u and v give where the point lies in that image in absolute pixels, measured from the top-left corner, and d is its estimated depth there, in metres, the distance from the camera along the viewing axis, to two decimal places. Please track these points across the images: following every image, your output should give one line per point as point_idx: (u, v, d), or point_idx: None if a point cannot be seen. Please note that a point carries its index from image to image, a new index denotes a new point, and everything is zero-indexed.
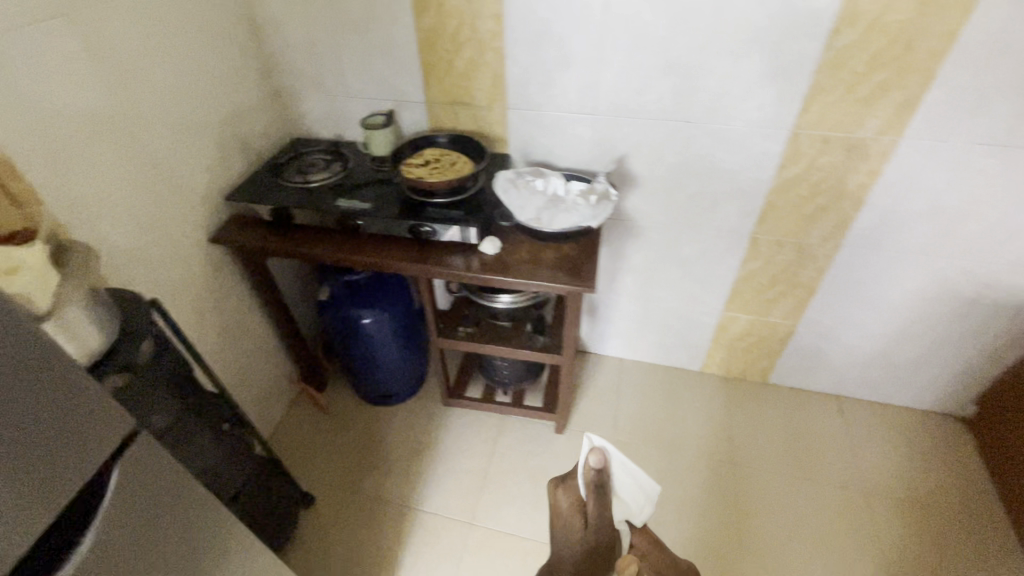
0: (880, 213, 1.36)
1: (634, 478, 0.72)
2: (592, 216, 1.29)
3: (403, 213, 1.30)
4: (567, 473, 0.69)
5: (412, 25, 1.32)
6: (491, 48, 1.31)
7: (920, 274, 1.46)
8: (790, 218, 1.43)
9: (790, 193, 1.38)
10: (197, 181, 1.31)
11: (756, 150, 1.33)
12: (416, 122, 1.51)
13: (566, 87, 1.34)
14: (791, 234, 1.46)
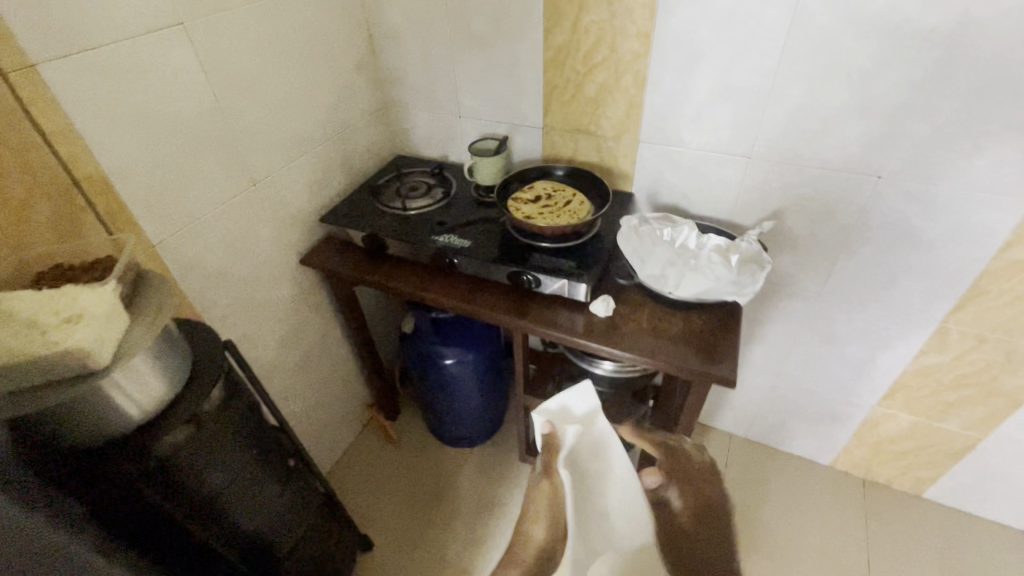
0: None
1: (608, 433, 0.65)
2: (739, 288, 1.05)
3: (506, 256, 1.12)
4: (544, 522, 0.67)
5: (541, 42, 1.15)
6: (631, 72, 1.11)
7: None
8: (1003, 311, 1.08)
9: (1011, 280, 1.04)
10: (296, 199, 1.24)
11: (971, 221, 1.01)
12: (530, 149, 1.34)
13: (717, 123, 1.10)
14: (1001, 330, 1.11)
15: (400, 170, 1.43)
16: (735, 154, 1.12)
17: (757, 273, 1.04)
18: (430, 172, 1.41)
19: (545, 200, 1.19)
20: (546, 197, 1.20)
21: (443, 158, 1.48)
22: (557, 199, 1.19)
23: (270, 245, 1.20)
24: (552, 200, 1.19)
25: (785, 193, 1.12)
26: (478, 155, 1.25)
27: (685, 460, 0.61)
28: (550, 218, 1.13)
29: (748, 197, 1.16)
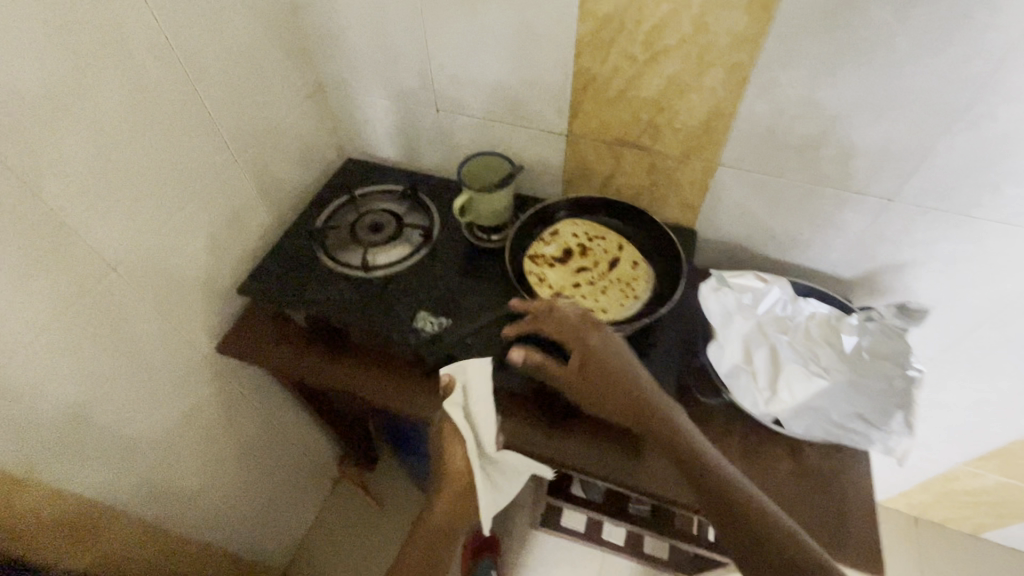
0: None
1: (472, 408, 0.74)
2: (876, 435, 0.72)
3: (530, 361, 0.75)
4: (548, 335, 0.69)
5: (573, 8, 0.69)
6: (725, 66, 0.68)
7: None
8: None
9: None
10: (195, 267, 0.80)
11: None
12: (545, 163, 0.91)
13: (851, 150, 0.70)
14: None
15: (352, 192, 0.98)
16: (868, 194, 0.75)
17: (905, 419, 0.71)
18: (396, 196, 0.97)
19: (578, 260, 0.81)
20: (580, 254, 0.82)
21: (414, 164, 1.03)
22: (596, 258, 0.81)
23: (164, 345, 0.78)
24: (589, 260, 0.81)
25: (930, 248, 0.77)
26: (471, 190, 0.83)
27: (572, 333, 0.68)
28: (593, 300, 0.76)
29: (872, 249, 0.81)
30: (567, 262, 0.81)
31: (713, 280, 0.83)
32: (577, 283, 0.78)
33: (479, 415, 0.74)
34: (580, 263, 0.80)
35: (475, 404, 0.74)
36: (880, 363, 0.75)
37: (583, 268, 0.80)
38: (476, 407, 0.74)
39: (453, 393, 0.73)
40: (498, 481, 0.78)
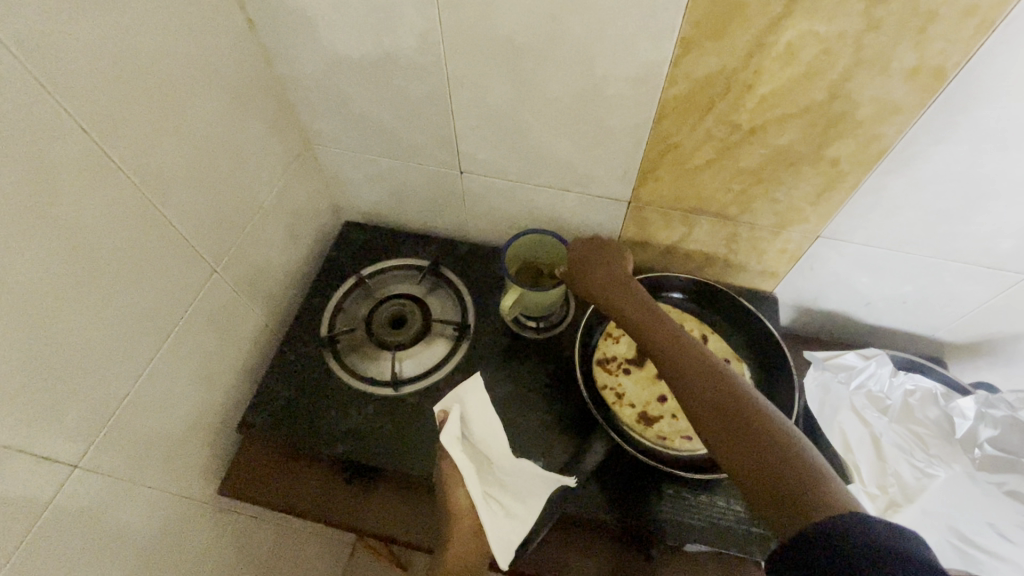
0: None
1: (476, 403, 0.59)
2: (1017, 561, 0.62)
3: (618, 499, 0.62)
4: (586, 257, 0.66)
5: (662, 67, 0.52)
6: (860, 137, 0.53)
7: None
8: None
9: None
10: (182, 413, 0.63)
11: None
12: (597, 228, 0.75)
13: (1000, 227, 0.57)
14: None
15: (360, 272, 0.80)
16: (1004, 268, 0.62)
17: None
18: (416, 275, 0.80)
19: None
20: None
21: (429, 225, 0.85)
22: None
23: (158, 520, 0.61)
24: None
25: None
26: (523, 285, 0.67)
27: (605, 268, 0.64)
28: (685, 418, 0.64)
29: (987, 317, 0.70)
30: (645, 364, 0.68)
31: (816, 364, 0.74)
32: (663, 393, 0.66)
33: (485, 442, 0.60)
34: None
35: (476, 429, 0.60)
36: (1012, 460, 0.65)
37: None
38: (479, 433, 0.60)
39: (452, 422, 0.58)
40: (513, 507, 0.60)
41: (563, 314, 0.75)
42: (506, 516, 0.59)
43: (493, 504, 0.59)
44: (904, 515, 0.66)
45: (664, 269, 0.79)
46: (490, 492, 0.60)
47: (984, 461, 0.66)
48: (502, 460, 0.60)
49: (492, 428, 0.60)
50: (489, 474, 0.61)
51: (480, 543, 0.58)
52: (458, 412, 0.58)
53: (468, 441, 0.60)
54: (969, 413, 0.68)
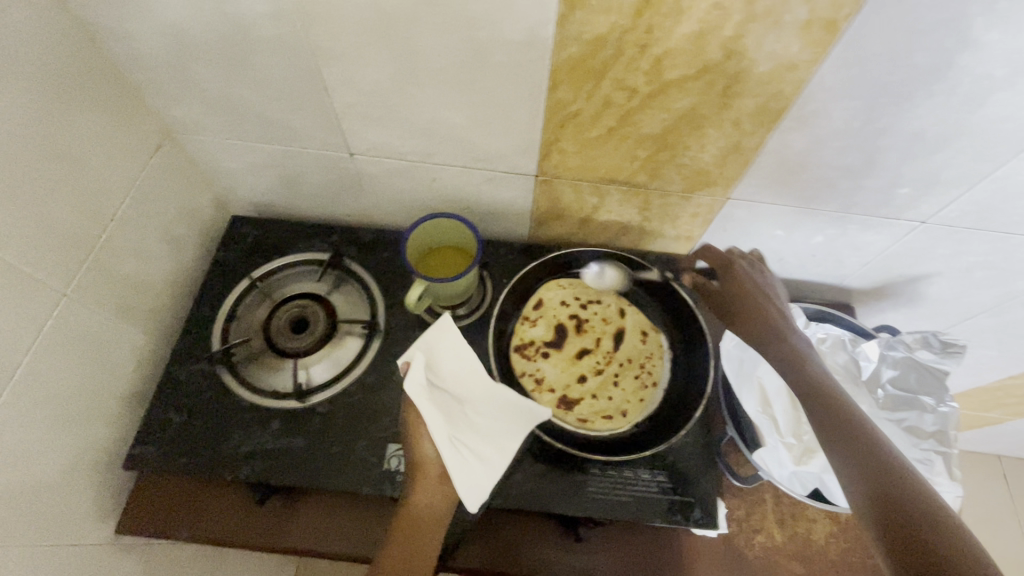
0: None
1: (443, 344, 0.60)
2: None
3: (544, 486, 0.61)
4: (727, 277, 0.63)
5: (549, 30, 0.46)
6: (760, 97, 0.50)
7: None
8: None
9: None
10: (55, 462, 0.55)
11: None
12: (507, 205, 0.70)
13: (896, 179, 0.57)
14: None
15: (252, 274, 0.72)
16: (901, 218, 0.63)
17: (938, 478, 0.64)
18: (316, 271, 0.73)
19: (578, 342, 0.69)
20: (576, 331, 0.69)
21: (329, 214, 0.77)
22: (598, 334, 0.69)
23: None
24: (589, 338, 0.69)
25: (951, 261, 0.69)
26: (429, 278, 0.61)
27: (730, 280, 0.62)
28: (606, 398, 0.65)
29: (887, 263, 0.72)
30: (563, 347, 0.68)
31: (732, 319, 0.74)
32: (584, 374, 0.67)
33: (452, 384, 0.59)
34: (579, 345, 0.68)
35: (442, 372, 0.59)
36: (909, 398, 0.69)
37: (585, 352, 0.68)
38: (446, 376, 0.59)
39: (416, 369, 0.57)
40: (482, 450, 0.58)
41: (481, 299, 0.72)
42: (475, 460, 0.57)
43: (462, 452, 0.57)
44: (820, 461, 0.61)
45: (582, 240, 0.76)
46: (460, 438, 0.58)
47: (885, 401, 0.69)
48: (472, 397, 0.59)
49: (459, 368, 0.60)
50: (460, 420, 0.59)
51: (447, 489, 0.56)
52: (421, 356, 0.58)
53: (436, 388, 0.59)
54: (873, 356, 0.70)
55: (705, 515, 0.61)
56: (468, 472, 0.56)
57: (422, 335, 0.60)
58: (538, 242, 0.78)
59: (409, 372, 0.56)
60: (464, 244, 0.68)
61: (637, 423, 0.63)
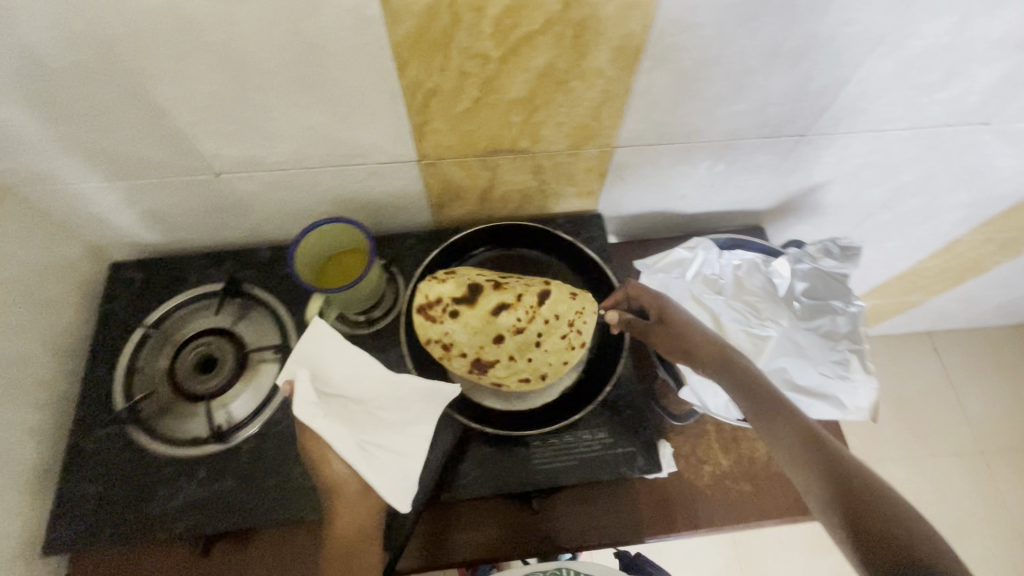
0: None
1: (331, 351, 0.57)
2: (840, 399, 0.68)
3: (489, 470, 0.62)
4: (658, 322, 0.62)
5: (376, 7, 0.43)
6: (615, 40, 0.48)
7: None
8: None
9: None
10: None
11: None
12: (397, 195, 0.68)
13: (766, 99, 0.58)
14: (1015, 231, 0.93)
15: (143, 322, 0.68)
16: (782, 135, 0.64)
17: (854, 376, 0.68)
18: (215, 303, 0.70)
19: (495, 296, 0.62)
20: (495, 287, 0.63)
21: (217, 240, 0.73)
22: (520, 289, 0.63)
23: None
24: (509, 293, 0.62)
25: (838, 167, 0.71)
26: (324, 290, 0.59)
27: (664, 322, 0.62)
28: (525, 360, 0.62)
29: (782, 181, 0.73)
30: (477, 303, 0.62)
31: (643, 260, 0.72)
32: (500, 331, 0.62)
33: (348, 388, 0.57)
34: (497, 301, 0.62)
35: (332, 377, 0.56)
36: (823, 304, 0.72)
37: (502, 308, 0.62)
38: (336, 381, 0.56)
39: (300, 386, 0.53)
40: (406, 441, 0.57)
41: (394, 297, 0.70)
42: (391, 458, 0.56)
43: (375, 453, 0.56)
44: None
45: (485, 217, 0.74)
46: (372, 438, 0.57)
47: (803, 312, 0.72)
48: (371, 394, 0.57)
49: (349, 370, 0.57)
50: (366, 423, 0.57)
51: (371, 502, 0.55)
52: (305, 372, 0.54)
53: (331, 399, 0.57)
54: (787, 272, 0.72)
55: (648, 460, 0.62)
56: (391, 470, 0.55)
57: (297, 348, 0.55)
58: (444, 226, 0.75)
59: (295, 395, 0.53)
60: (359, 248, 0.65)
61: (565, 389, 0.64)
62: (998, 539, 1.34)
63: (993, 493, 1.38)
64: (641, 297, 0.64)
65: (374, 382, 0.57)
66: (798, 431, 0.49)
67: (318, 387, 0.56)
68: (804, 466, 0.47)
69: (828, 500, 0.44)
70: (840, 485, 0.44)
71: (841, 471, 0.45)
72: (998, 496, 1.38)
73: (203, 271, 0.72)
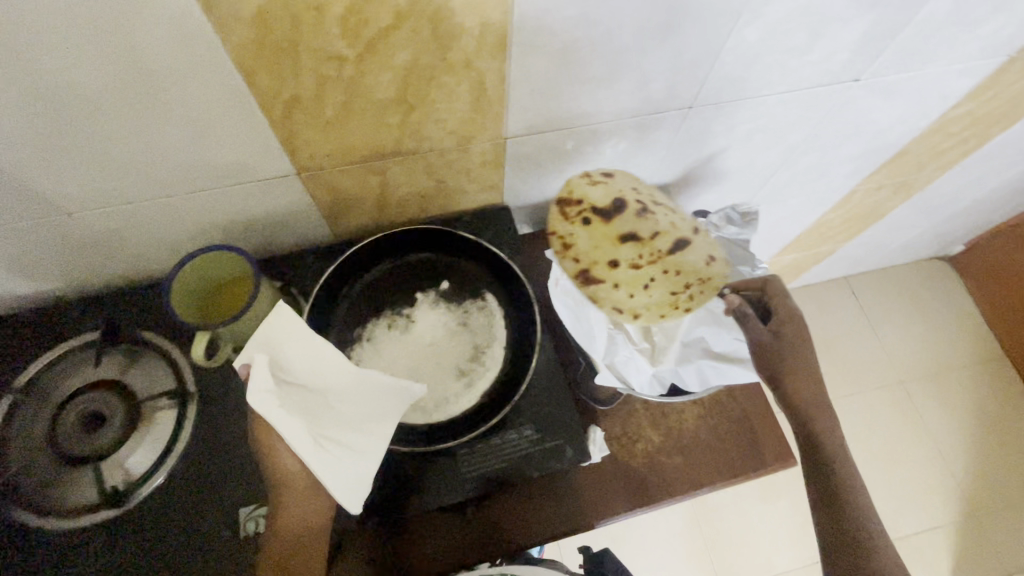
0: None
1: (298, 339, 0.54)
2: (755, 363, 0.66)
3: (418, 484, 0.60)
4: (774, 333, 0.64)
5: (199, 16, 0.39)
6: (475, 29, 0.46)
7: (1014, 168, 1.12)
8: (914, 161, 0.94)
9: (936, 135, 0.86)
10: None
11: (931, 97, 0.74)
12: (284, 212, 0.63)
13: (645, 75, 0.57)
14: (904, 174, 0.98)
15: (11, 388, 0.61)
16: (669, 109, 0.64)
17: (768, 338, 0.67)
18: (91, 354, 0.62)
19: (633, 222, 0.58)
20: (635, 212, 0.58)
21: (89, 283, 0.66)
22: (658, 228, 0.58)
23: None
24: (644, 226, 0.58)
25: (731, 134, 0.72)
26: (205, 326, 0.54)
27: (793, 323, 0.64)
28: (642, 292, 0.57)
29: (680, 153, 0.74)
30: (614, 219, 0.58)
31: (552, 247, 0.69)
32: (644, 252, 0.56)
33: (309, 380, 0.54)
34: (631, 225, 0.57)
35: (293, 366, 0.53)
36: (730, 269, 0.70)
37: (630, 237, 0.57)
38: (298, 371, 0.53)
39: (257, 373, 0.50)
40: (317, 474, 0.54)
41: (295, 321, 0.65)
42: (343, 454, 0.54)
43: (330, 448, 0.53)
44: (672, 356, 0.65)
45: (388, 222, 0.71)
46: (327, 431, 0.54)
47: None
48: (333, 387, 0.54)
49: (312, 360, 0.54)
50: (324, 417, 0.54)
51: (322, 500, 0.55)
52: (262, 358, 0.51)
53: (291, 388, 0.54)
54: None
55: (576, 450, 0.62)
56: (340, 467, 0.53)
57: (257, 333, 0.52)
58: (347, 237, 0.71)
59: (250, 381, 0.50)
60: (246, 273, 0.59)
61: (486, 390, 0.61)
62: (924, 459, 1.45)
63: (915, 418, 1.50)
64: (778, 301, 0.65)
65: (340, 372, 0.54)
66: (822, 445, 0.65)
67: (277, 373, 0.53)
68: (816, 473, 0.66)
69: (831, 526, 0.64)
70: (835, 519, 0.64)
71: (847, 510, 0.63)
72: (919, 419, 1.49)
73: (78, 319, 0.65)
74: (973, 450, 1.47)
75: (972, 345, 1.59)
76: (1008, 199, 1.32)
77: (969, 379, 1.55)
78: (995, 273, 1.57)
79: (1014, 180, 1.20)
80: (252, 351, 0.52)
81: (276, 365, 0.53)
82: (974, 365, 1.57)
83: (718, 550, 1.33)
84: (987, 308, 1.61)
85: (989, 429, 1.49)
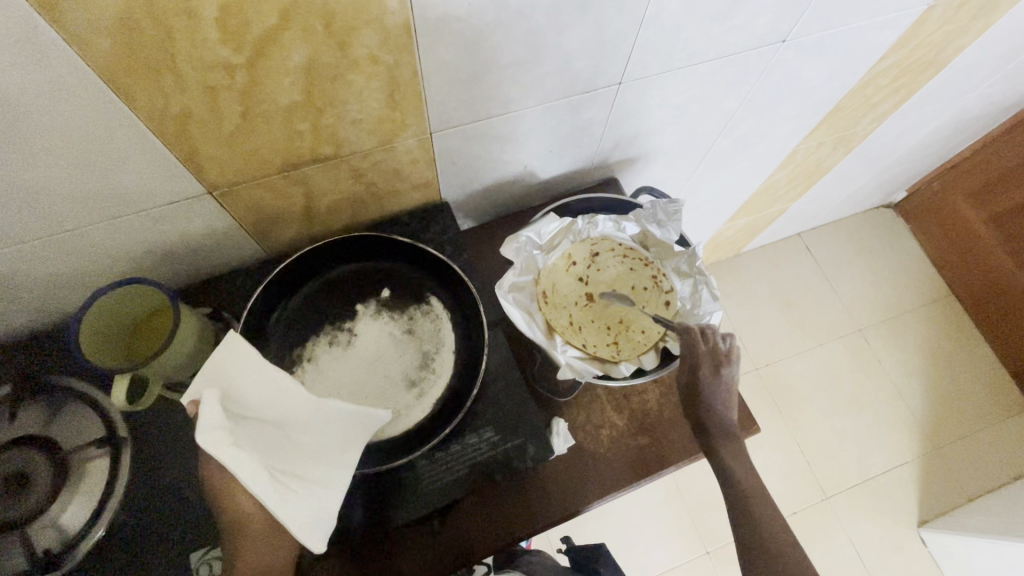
0: (954, 69, 0.94)
1: (255, 375, 0.49)
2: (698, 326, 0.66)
3: (380, 503, 0.58)
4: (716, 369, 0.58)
5: (49, 31, 0.35)
6: (374, 21, 0.43)
7: (944, 113, 1.15)
8: (849, 115, 0.94)
9: (867, 88, 0.87)
10: None
11: (858, 51, 0.74)
12: (203, 234, 0.59)
13: (566, 54, 0.54)
14: (843, 129, 0.99)
15: None
16: (598, 87, 0.62)
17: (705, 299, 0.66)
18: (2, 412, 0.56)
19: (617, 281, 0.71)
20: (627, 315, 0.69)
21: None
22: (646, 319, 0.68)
23: None
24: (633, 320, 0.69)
25: (665, 107, 0.70)
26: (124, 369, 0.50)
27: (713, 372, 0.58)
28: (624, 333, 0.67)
29: (617, 131, 0.72)
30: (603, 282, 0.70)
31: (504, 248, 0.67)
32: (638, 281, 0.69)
33: (265, 413, 0.49)
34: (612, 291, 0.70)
35: (246, 399, 0.48)
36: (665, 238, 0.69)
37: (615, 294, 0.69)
38: (252, 404, 0.48)
39: (206, 409, 0.44)
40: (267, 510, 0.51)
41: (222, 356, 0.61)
42: (304, 490, 0.49)
43: (287, 484, 0.48)
44: None
45: (321, 232, 0.67)
46: (282, 468, 0.49)
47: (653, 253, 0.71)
48: (293, 417, 0.50)
49: (267, 393, 0.49)
50: (278, 452, 0.50)
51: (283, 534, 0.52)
52: (214, 392, 0.46)
53: (244, 423, 0.48)
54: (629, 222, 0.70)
55: (538, 446, 0.60)
56: (303, 504, 0.48)
57: (205, 365, 0.47)
58: (278, 252, 0.67)
59: (200, 417, 0.44)
60: (164, 304, 0.56)
61: (439, 398, 0.59)
62: (885, 402, 1.51)
63: (874, 363, 1.55)
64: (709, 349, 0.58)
65: (300, 403, 0.50)
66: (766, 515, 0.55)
67: (225, 407, 0.48)
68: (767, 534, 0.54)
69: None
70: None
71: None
72: (878, 364, 1.55)
73: None
74: (930, 386, 1.53)
75: (921, 287, 1.65)
76: (942, 143, 1.36)
77: (921, 320, 1.61)
78: (937, 215, 1.62)
79: (945, 124, 1.23)
80: (200, 386, 0.47)
81: (228, 400, 0.48)
82: (924, 306, 1.63)
83: (700, 513, 1.36)
84: (932, 249, 1.67)
85: (942, 365, 1.56)
